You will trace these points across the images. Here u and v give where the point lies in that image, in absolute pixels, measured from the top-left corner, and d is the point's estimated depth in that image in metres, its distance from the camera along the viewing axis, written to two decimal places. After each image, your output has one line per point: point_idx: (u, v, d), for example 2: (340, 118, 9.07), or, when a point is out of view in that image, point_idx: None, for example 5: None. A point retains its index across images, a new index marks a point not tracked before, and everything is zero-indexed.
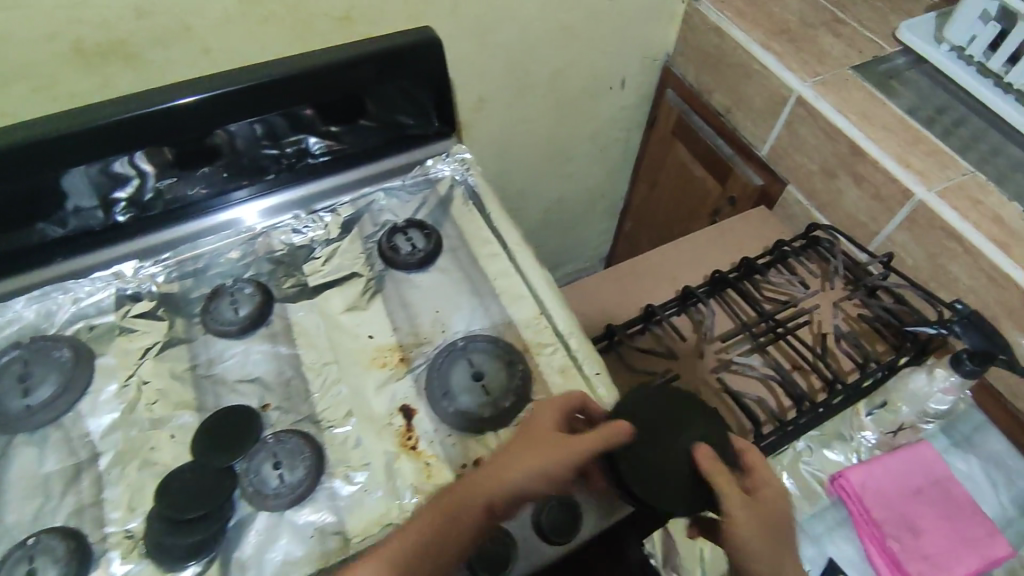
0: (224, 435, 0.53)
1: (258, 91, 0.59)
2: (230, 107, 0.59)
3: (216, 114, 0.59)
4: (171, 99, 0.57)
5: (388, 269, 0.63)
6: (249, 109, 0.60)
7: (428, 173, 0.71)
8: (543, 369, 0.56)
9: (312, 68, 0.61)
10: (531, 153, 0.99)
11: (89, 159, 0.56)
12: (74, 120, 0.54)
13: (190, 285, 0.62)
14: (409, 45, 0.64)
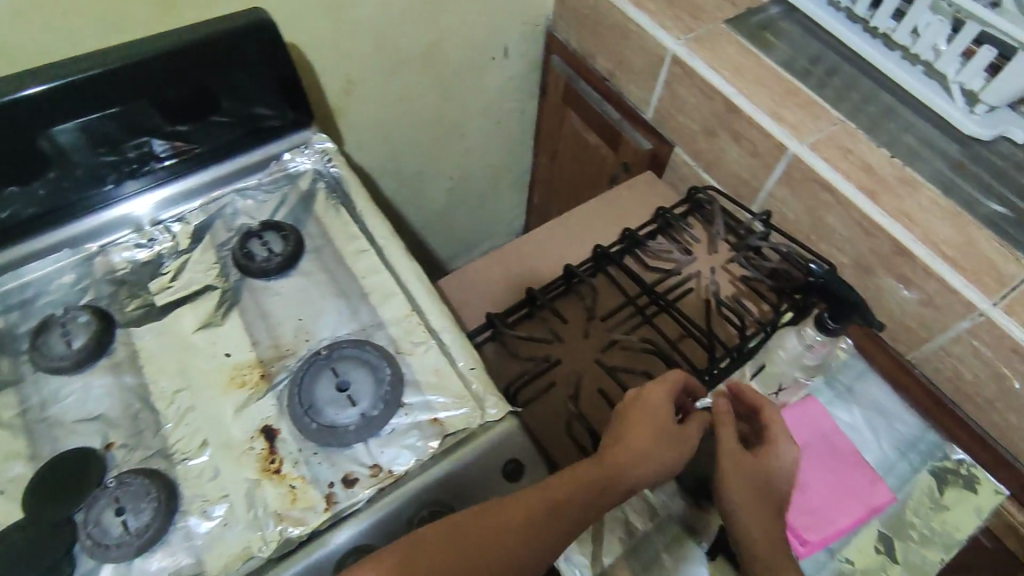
0: (59, 482, 0.47)
1: (76, 90, 0.53)
2: (44, 110, 0.52)
3: (30, 118, 0.52)
4: None
5: (245, 278, 0.58)
6: (69, 112, 0.54)
7: (286, 168, 0.66)
8: (416, 370, 0.53)
9: (138, 59, 0.54)
10: (422, 131, 0.93)
11: None
12: None
13: (17, 318, 0.55)
14: (239, 30, 0.58)
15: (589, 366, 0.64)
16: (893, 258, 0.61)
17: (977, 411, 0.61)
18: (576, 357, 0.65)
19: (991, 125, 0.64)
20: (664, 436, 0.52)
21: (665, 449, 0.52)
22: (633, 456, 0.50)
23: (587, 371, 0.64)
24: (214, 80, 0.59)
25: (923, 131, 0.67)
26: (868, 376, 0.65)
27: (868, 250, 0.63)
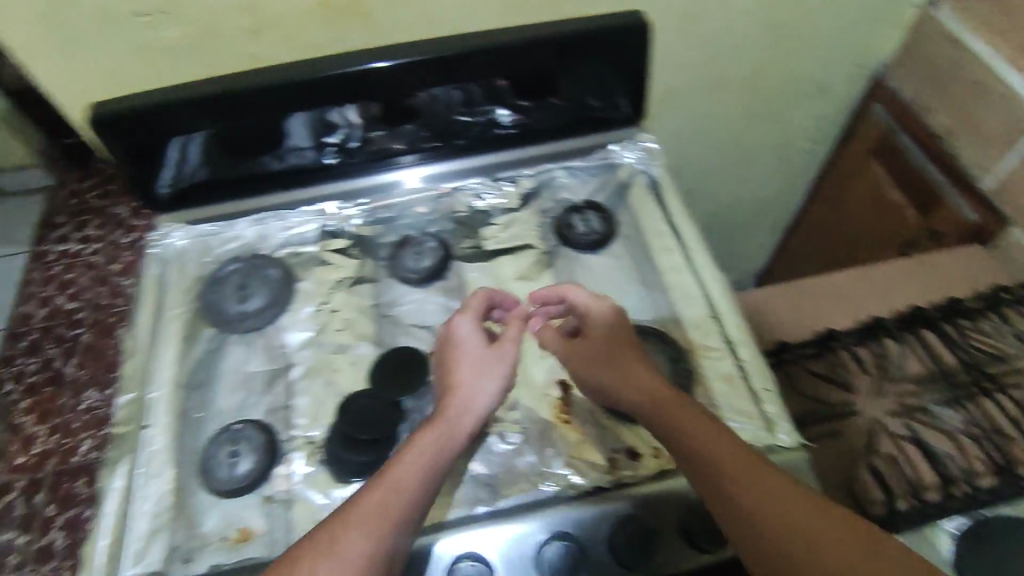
0: (405, 370, 0.56)
1: (435, 66, 0.61)
2: (406, 77, 0.61)
3: (391, 82, 0.61)
4: (359, 63, 0.60)
5: (561, 245, 0.64)
6: (413, 85, 0.62)
7: (609, 157, 0.70)
8: (708, 374, 0.55)
9: (487, 47, 0.61)
10: (713, 152, 0.94)
11: (287, 109, 0.61)
12: (262, 74, 0.60)
13: (381, 231, 0.67)
14: (614, 26, 0.61)
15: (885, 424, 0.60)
16: None
17: None
18: (872, 410, 0.61)
19: None
20: (612, 347, 0.54)
21: (702, 437, 0.45)
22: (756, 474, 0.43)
23: (882, 428, 0.60)
24: (562, 68, 0.64)
25: None
26: None
27: None
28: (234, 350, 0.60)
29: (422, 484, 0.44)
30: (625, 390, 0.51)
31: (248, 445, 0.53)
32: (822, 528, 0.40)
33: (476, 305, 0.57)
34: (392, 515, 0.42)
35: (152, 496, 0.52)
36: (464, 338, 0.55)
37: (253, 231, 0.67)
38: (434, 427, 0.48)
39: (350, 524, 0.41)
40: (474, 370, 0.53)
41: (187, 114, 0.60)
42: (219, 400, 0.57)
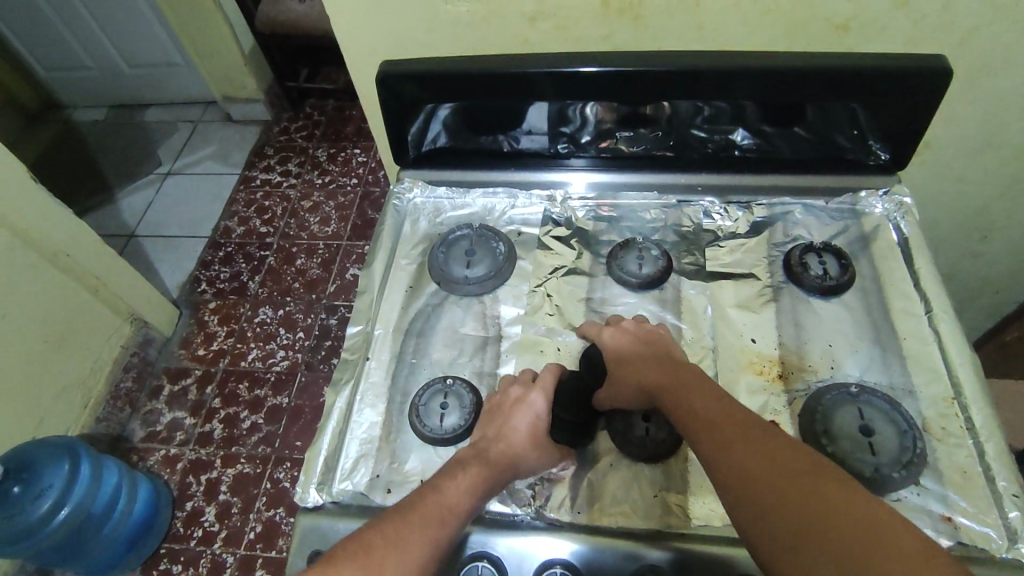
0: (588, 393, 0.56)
1: (658, 79, 0.60)
2: (624, 84, 0.61)
3: (608, 87, 0.61)
4: (576, 65, 0.61)
5: (789, 284, 0.62)
6: (629, 94, 0.62)
7: (857, 203, 0.66)
8: (941, 460, 0.50)
9: (717, 68, 0.59)
10: (949, 218, 0.85)
11: (511, 97, 0.64)
12: (489, 63, 0.62)
13: (603, 228, 0.68)
14: (902, 66, 0.57)
15: None
16: None
17: None
18: None
19: None
20: (640, 350, 0.55)
21: (742, 450, 0.45)
22: (785, 480, 0.43)
23: None
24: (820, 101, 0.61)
25: None
26: None
27: None
28: (451, 310, 0.63)
29: (473, 502, 0.48)
30: (629, 379, 0.54)
31: (455, 401, 0.56)
32: (793, 481, 0.42)
33: (551, 384, 0.55)
34: (443, 531, 0.45)
35: (365, 423, 0.56)
36: (517, 406, 0.53)
37: (481, 202, 0.71)
38: (473, 471, 0.49)
39: (408, 538, 0.44)
40: (542, 454, 0.51)
41: (461, 85, 0.63)
42: (433, 352, 0.60)
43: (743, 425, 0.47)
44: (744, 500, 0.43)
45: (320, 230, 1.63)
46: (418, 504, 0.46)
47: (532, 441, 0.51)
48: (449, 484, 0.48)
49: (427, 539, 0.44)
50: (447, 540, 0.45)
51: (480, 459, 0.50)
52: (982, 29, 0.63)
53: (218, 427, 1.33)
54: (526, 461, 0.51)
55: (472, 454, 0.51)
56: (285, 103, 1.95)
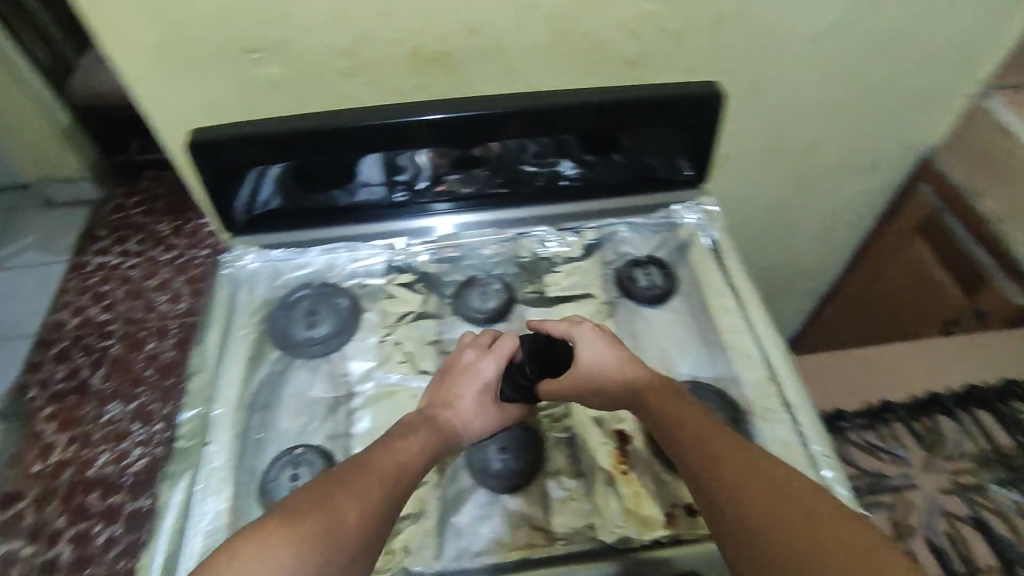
0: (554, 355, 0.59)
1: (495, 121, 0.63)
2: (466, 130, 0.63)
3: (451, 134, 0.63)
4: (417, 115, 0.61)
5: (622, 298, 0.66)
6: (469, 138, 0.64)
7: (672, 217, 0.73)
8: (765, 437, 0.56)
9: (546, 108, 0.63)
10: (756, 221, 0.96)
11: (351, 151, 0.62)
12: (324, 119, 0.60)
13: (446, 269, 0.70)
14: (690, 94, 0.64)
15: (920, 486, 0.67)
16: None
17: None
18: None
19: None
20: (620, 357, 0.56)
21: (741, 472, 0.45)
22: (782, 507, 0.42)
23: None
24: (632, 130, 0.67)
25: None
26: None
27: None
28: (298, 374, 0.61)
29: (422, 463, 0.51)
30: (604, 373, 0.55)
31: (308, 470, 0.53)
32: (800, 523, 0.41)
33: (507, 348, 0.59)
34: (385, 490, 0.47)
35: (209, 515, 0.51)
36: (465, 370, 0.58)
37: (322, 259, 0.69)
38: (424, 427, 0.53)
39: (373, 482, 0.47)
40: (490, 411, 0.56)
41: (294, 145, 0.61)
42: (280, 423, 0.58)
43: (739, 446, 0.47)
44: (743, 526, 0.43)
45: (170, 308, 1.51)
46: (368, 466, 0.48)
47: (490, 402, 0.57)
48: (404, 439, 0.51)
49: (383, 487, 0.47)
50: (402, 489, 0.48)
51: (430, 418, 0.54)
52: (749, 57, 0.72)
53: (65, 549, 1.16)
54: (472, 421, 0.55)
55: (421, 414, 0.55)
56: (118, 177, 1.80)
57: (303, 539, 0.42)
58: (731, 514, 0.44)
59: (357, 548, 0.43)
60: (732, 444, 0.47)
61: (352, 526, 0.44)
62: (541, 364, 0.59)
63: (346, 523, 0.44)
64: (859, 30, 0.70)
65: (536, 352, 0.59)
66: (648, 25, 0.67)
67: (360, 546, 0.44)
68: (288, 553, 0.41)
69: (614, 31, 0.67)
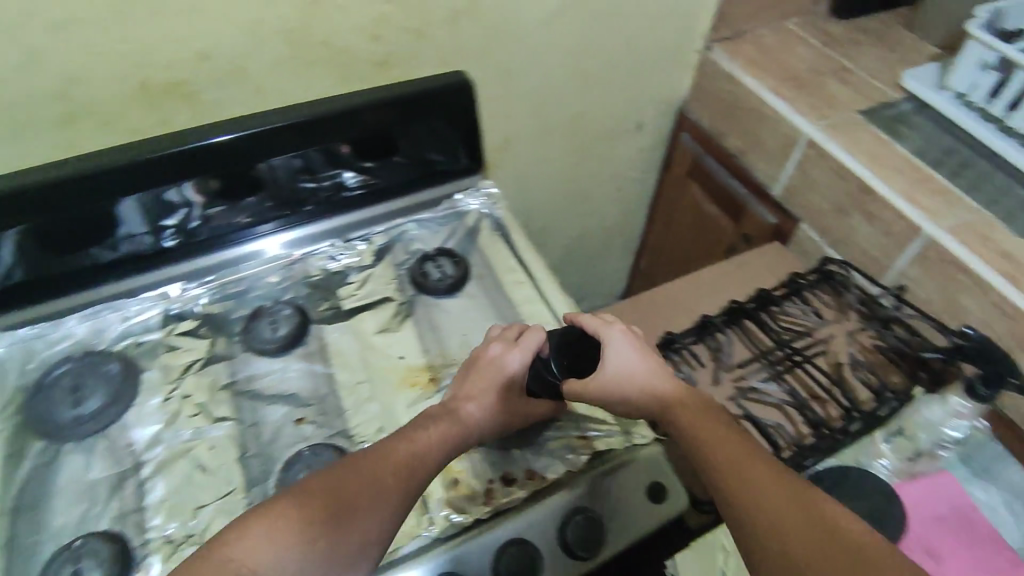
0: (577, 349, 0.57)
1: (283, 133, 0.62)
2: (256, 147, 0.62)
3: (242, 153, 0.61)
4: (204, 138, 0.60)
5: (418, 294, 0.66)
6: (259, 155, 0.63)
7: (456, 207, 0.74)
8: None
9: (329, 112, 0.64)
10: (552, 191, 1.04)
11: (126, 192, 0.58)
12: (88, 160, 0.56)
13: (232, 306, 0.66)
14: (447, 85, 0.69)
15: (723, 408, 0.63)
16: None
17: None
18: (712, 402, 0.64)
19: None
20: (653, 365, 0.55)
21: (754, 470, 0.45)
22: (787, 511, 0.42)
23: None
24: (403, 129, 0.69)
25: None
26: (1005, 458, 0.62)
27: (996, 327, 0.64)
28: (71, 459, 0.54)
29: (437, 458, 0.50)
30: (635, 374, 0.54)
31: (92, 560, 0.48)
32: (808, 528, 0.41)
33: (533, 343, 0.58)
34: (401, 487, 0.46)
35: None
36: (493, 361, 0.57)
37: (84, 327, 0.62)
38: (446, 419, 0.52)
39: (384, 481, 0.46)
40: (512, 403, 0.55)
41: (47, 199, 0.55)
42: (55, 518, 0.51)
43: (761, 453, 0.47)
44: (747, 521, 0.43)
45: None
46: (382, 456, 0.48)
47: (501, 392, 0.55)
48: (421, 430, 0.51)
49: (397, 482, 0.46)
50: (419, 483, 0.48)
51: (451, 410, 0.53)
52: (493, 44, 0.76)
53: None
54: (489, 413, 0.54)
55: (443, 406, 0.54)
56: None
57: (299, 545, 0.42)
58: (742, 509, 0.43)
59: (365, 543, 0.44)
60: (747, 446, 0.47)
61: (360, 521, 0.44)
62: (573, 361, 0.57)
63: (354, 527, 0.43)
64: (586, 3, 0.78)
65: (566, 347, 0.57)
66: (385, 26, 0.68)
67: (369, 535, 0.44)
68: (293, 540, 0.42)
69: (353, 36, 0.67)
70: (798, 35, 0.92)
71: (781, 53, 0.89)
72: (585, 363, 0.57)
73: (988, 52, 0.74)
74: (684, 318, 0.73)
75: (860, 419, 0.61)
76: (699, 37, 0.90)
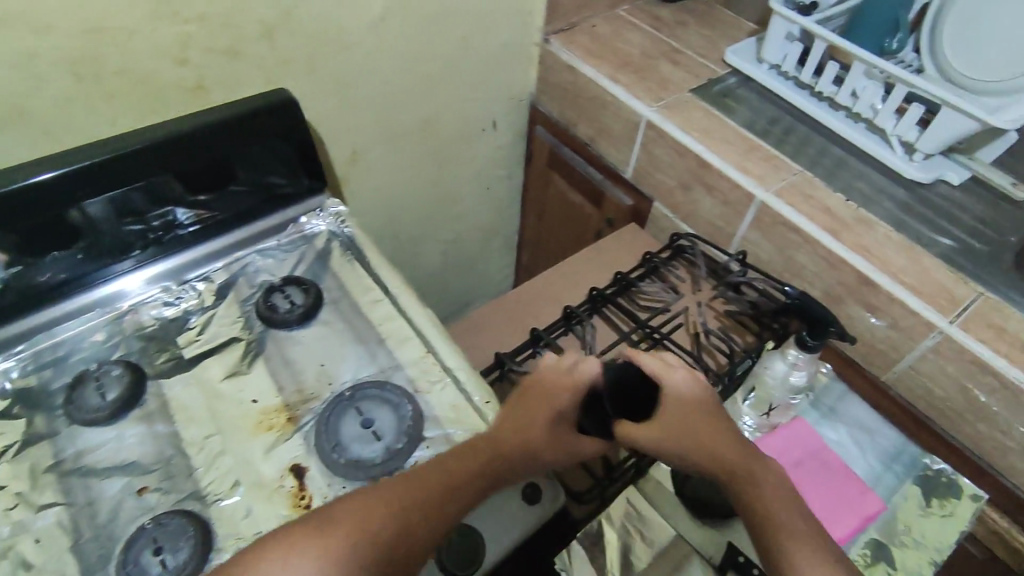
0: (626, 386, 0.54)
1: (119, 163, 0.57)
2: (88, 181, 0.56)
3: (72, 191, 0.56)
4: (25, 177, 0.54)
5: (268, 328, 0.62)
6: (93, 191, 0.57)
7: (302, 230, 0.71)
8: (434, 407, 0.57)
9: (167, 136, 0.60)
10: (418, 198, 1.02)
11: None
12: None
13: (50, 375, 0.58)
14: (272, 103, 0.65)
15: None
16: (859, 288, 0.67)
17: (951, 424, 0.65)
18: None
19: (929, 171, 0.74)
20: (716, 416, 0.51)
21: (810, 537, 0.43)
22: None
23: None
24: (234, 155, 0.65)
25: (872, 178, 0.76)
26: (845, 396, 0.70)
27: (827, 278, 0.69)
28: None
29: (465, 502, 0.44)
30: (702, 427, 0.50)
31: None
32: None
33: (590, 375, 0.53)
34: (419, 527, 0.41)
35: None
36: (554, 390, 0.52)
37: None
38: (497, 453, 0.48)
39: (421, 504, 0.42)
40: (560, 438, 0.51)
41: None
42: None
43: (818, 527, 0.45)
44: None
45: None
46: (411, 486, 0.43)
47: (549, 425, 0.51)
48: (465, 462, 0.46)
49: (416, 515, 0.41)
50: (443, 523, 0.42)
51: (502, 444, 0.49)
52: (317, 56, 0.73)
53: None
54: (534, 447, 0.50)
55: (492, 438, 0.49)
56: None
57: (327, 565, 0.36)
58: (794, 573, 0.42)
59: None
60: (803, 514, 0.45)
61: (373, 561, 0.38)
62: (616, 402, 0.54)
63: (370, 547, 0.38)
64: (412, 6, 0.76)
65: (620, 385, 0.54)
66: (191, 48, 0.62)
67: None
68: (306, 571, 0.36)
69: (155, 62, 0.61)
70: (629, 21, 0.96)
71: (615, 41, 0.92)
72: (634, 406, 0.53)
73: (791, 25, 0.80)
74: (548, 309, 0.75)
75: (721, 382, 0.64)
76: (537, 31, 0.92)
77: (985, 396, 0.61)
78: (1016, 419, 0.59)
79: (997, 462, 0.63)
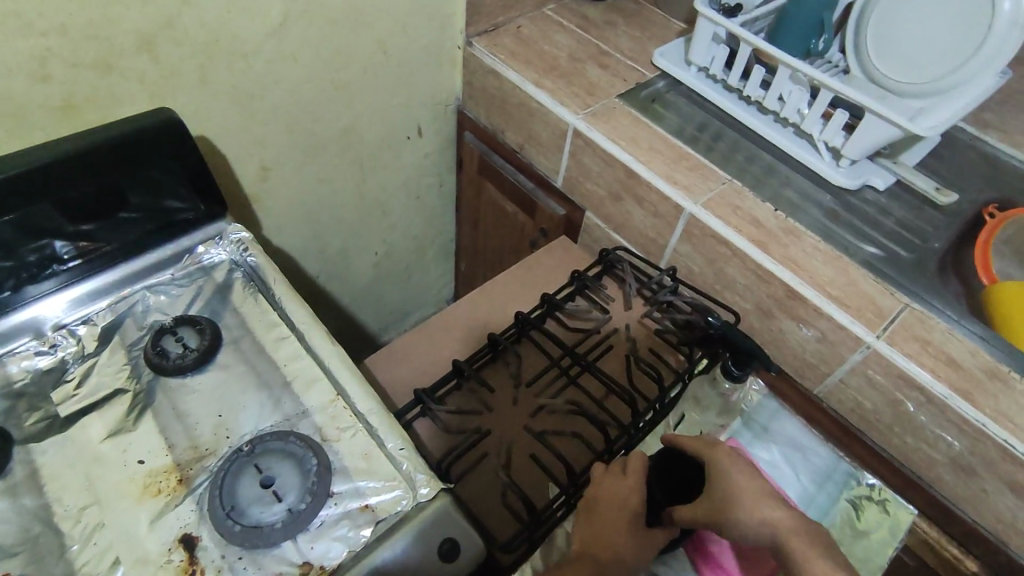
0: (673, 467, 0.54)
1: None
2: None
3: None
4: None
5: (157, 377, 0.56)
6: None
7: (200, 261, 0.65)
8: (343, 457, 0.52)
9: (33, 166, 0.52)
10: (342, 211, 0.96)
11: None
12: None
13: None
14: (152, 124, 0.58)
15: (519, 432, 0.61)
16: (788, 302, 0.65)
17: (881, 436, 0.64)
18: (508, 425, 0.62)
19: (856, 176, 0.73)
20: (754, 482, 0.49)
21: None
22: None
23: (520, 440, 0.61)
24: (111, 180, 0.58)
25: (800, 184, 0.74)
26: (781, 411, 0.67)
27: (757, 292, 0.68)
28: None
29: None
30: (737, 496, 0.48)
31: None
32: None
33: (642, 466, 0.53)
34: None
35: None
36: (615, 490, 0.52)
37: None
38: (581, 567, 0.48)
39: None
40: (641, 539, 0.50)
41: None
42: None
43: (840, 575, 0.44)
44: None
45: None
46: None
47: (628, 528, 0.50)
48: None
49: None
50: None
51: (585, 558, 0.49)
52: (211, 66, 0.66)
53: None
54: (625, 553, 0.49)
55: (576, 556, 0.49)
56: None
57: None
58: None
59: None
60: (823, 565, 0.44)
61: None
62: (664, 486, 0.54)
63: None
64: (315, 8, 0.70)
65: (665, 476, 0.54)
66: (52, 63, 0.55)
67: None
68: None
69: (8, 81, 0.53)
70: (555, 21, 0.92)
71: (541, 43, 0.88)
72: (683, 488, 0.53)
73: (716, 27, 0.78)
74: (474, 334, 0.71)
75: (652, 408, 0.61)
76: (457, 33, 0.87)
77: (912, 409, 0.60)
78: (942, 431, 0.59)
79: (924, 474, 0.63)
